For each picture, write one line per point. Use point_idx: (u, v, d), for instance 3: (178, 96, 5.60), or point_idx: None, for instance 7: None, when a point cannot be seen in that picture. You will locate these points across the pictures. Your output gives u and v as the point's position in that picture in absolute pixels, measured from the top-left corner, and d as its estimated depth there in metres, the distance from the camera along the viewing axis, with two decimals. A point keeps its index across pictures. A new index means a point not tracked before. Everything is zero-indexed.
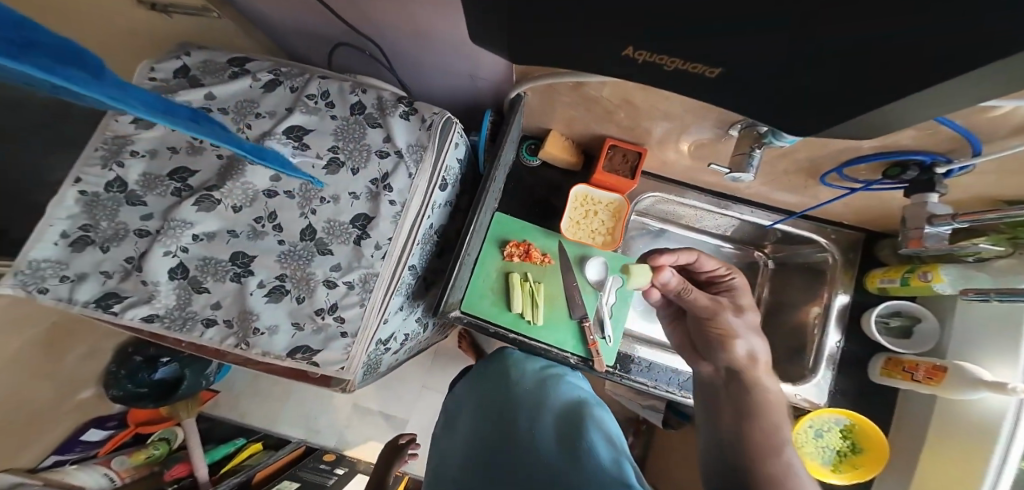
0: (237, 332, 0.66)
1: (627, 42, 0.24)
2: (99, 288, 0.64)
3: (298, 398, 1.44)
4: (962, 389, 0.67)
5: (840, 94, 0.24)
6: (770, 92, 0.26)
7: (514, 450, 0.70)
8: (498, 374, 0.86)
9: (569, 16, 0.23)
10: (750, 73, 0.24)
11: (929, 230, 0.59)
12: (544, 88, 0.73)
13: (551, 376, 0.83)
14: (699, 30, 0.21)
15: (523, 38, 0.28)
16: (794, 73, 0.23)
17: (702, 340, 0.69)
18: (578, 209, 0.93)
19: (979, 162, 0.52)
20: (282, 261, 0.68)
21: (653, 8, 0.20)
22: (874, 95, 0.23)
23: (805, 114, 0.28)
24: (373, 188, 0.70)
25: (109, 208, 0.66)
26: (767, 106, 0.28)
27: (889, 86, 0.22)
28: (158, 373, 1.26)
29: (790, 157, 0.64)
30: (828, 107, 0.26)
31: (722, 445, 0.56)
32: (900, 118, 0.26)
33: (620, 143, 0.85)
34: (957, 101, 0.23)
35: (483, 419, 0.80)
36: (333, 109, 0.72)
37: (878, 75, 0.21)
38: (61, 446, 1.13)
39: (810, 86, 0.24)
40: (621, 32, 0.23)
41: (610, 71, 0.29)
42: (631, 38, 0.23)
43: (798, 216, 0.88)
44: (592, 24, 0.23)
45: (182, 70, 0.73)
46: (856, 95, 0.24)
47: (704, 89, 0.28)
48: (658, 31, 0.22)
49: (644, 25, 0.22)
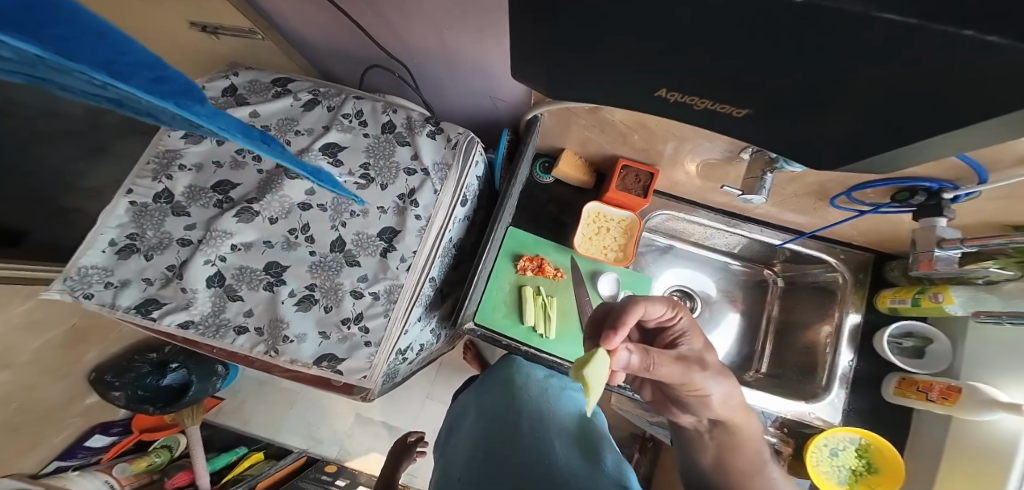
0: (267, 339, 0.68)
1: (662, 82, 0.27)
2: (140, 294, 0.67)
3: (305, 408, 1.44)
4: (977, 410, 0.68)
5: (852, 129, 0.27)
6: (791, 127, 0.29)
7: (516, 455, 0.71)
8: (502, 382, 0.89)
9: (613, 58, 0.26)
10: (774, 112, 0.27)
11: (940, 253, 0.62)
12: (562, 110, 0.76)
13: (553, 388, 0.86)
14: (733, 77, 0.24)
15: (562, 77, 0.32)
16: (815, 111, 0.26)
17: (676, 397, 0.59)
18: (590, 225, 0.95)
19: (985, 189, 0.54)
20: (313, 271, 0.70)
21: (692, 58, 0.23)
22: (886, 131, 0.26)
23: (823, 145, 0.31)
24: (400, 203, 0.73)
25: (156, 218, 0.69)
26: (787, 140, 0.31)
27: (900, 123, 0.25)
28: (166, 380, 1.25)
29: (801, 180, 0.67)
30: (846, 140, 0.29)
31: (704, 477, 0.61)
32: (916, 156, 0.29)
33: (633, 163, 0.88)
34: (964, 142, 0.25)
35: (485, 428, 0.81)
36: (366, 127, 0.76)
37: (891, 116, 0.24)
38: (65, 452, 1.15)
39: (829, 122, 0.27)
40: (658, 74, 0.26)
41: (640, 107, 0.32)
42: (668, 80, 0.26)
43: (808, 236, 0.90)
44: (634, 66, 0.26)
45: (230, 89, 0.78)
46: (871, 131, 0.27)
47: (727, 125, 0.31)
48: (692, 74, 0.25)
49: (683, 69, 0.24)
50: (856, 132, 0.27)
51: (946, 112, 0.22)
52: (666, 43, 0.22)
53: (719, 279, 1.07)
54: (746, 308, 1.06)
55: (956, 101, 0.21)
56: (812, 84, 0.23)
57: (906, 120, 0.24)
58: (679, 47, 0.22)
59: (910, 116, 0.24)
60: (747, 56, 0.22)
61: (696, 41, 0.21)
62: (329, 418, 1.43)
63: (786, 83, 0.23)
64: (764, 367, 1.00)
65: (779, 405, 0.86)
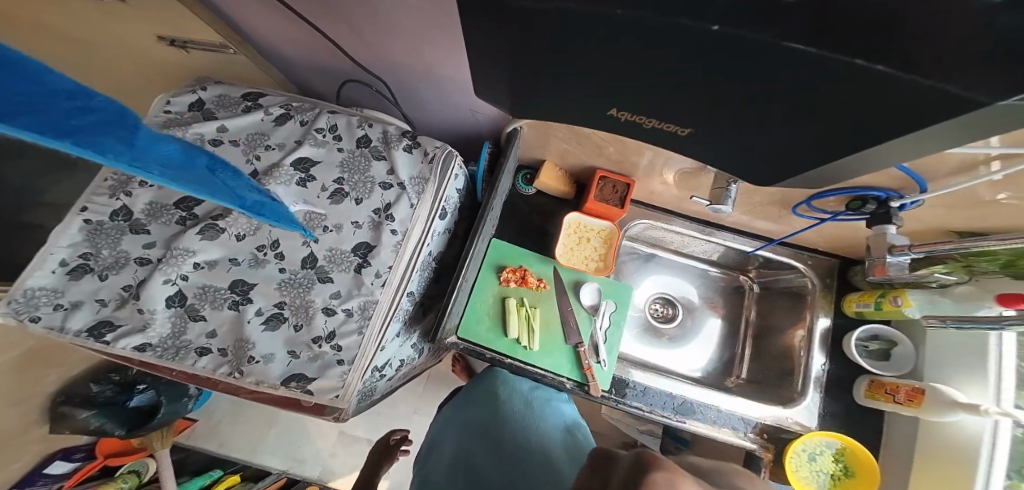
0: (231, 361, 0.66)
1: (614, 98, 0.27)
2: (93, 316, 0.64)
3: (282, 428, 1.38)
4: (941, 411, 0.71)
5: (795, 143, 0.29)
6: (739, 143, 0.30)
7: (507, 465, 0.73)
8: (487, 392, 0.88)
9: (567, 75, 0.26)
10: (721, 129, 0.28)
11: (891, 259, 0.64)
12: (539, 123, 0.78)
13: (537, 396, 0.87)
14: (685, 95, 0.25)
15: (522, 96, 0.32)
16: (762, 125, 0.27)
17: None
18: (571, 235, 0.96)
19: (927, 197, 0.57)
20: (282, 289, 0.68)
21: (641, 77, 0.24)
22: (817, 144, 0.28)
23: (773, 159, 0.32)
24: (375, 217, 0.72)
25: (112, 237, 0.66)
26: (741, 154, 0.33)
27: (834, 136, 0.26)
28: (134, 401, 1.19)
29: (764, 190, 0.69)
30: (792, 153, 0.30)
31: None
32: (856, 167, 0.30)
33: (610, 174, 0.90)
34: (903, 153, 0.27)
35: (472, 438, 0.81)
36: (340, 142, 0.76)
37: (827, 130, 0.26)
38: (21, 480, 1.04)
39: (770, 136, 0.28)
40: (611, 90, 0.26)
41: (596, 125, 0.33)
42: (619, 97, 0.27)
43: (778, 243, 0.93)
44: (587, 83, 0.26)
45: (197, 103, 0.77)
46: (812, 144, 0.28)
47: (679, 143, 0.32)
48: (649, 93, 0.25)
49: (634, 88, 0.25)
50: (808, 145, 0.28)
51: (870, 125, 0.24)
52: (614, 62, 0.23)
53: (697, 286, 1.09)
54: (723, 314, 1.07)
55: (884, 113, 0.22)
56: (747, 101, 0.24)
57: (841, 132, 0.26)
58: (628, 66, 0.23)
59: (842, 129, 0.25)
60: (689, 75, 0.22)
61: (644, 60, 0.22)
62: (310, 436, 1.38)
63: (727, 102, 0.25)
64: (744, 373, 1.01)
65: (758, 410, 0.87)
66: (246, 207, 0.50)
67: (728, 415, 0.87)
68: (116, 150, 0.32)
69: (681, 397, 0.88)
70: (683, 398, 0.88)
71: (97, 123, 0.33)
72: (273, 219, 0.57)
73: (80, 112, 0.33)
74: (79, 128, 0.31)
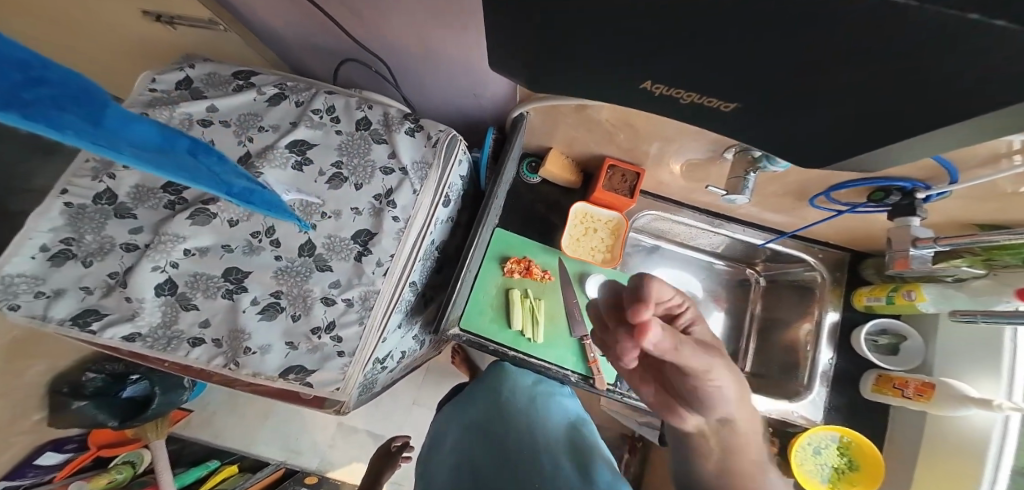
0: (226, 352, 0.63)
1: (642, 74, 0.24)
2: (77, 305, 0.60)
3: (280, 419, 1.36)
4: (951, 406, 0.70)
5: (832, 133, 0.26)
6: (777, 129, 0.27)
7: (510, 468, 0.72)
8: (488, 389, 0.86)
9: (589, 47, 0.23)
10: (767, 108, 0.24)
11: (913, 252, 0.60)
12: (547, 109, 0.75)
13: (539, 390, 0.85)
14: (735, 74, 0.21)
15: (542, 72, 0.29)
16: (813, 110, 0.23)
17: (678, 392, 0.52)
18: (578, 226, 0.93)
19: (956, 188, 0.54)
20: (279, 277, 0.65)
21: (680, 54, 0.21)
22: (867, 134, 0.24)
23: (812, 149, 0.29)
24: (376, 204, 0.69)
25: (96, 221, 0.63)
26: (779, 142, 0.29)
27: (890, 127, 0.23)
28: (127, 392, 1.15)
29: (782, 180, 0.66)
30: (835, 142, 0.27)
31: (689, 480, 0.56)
32: (889, 160, 0.27)
33: (619, 163, 0.86)
34: (935, 146, 0.24)
35: (474, 437, 0.80)
36: (339, 124, 0.72)
37: (886, 119, 0.22)
38: (13, 471, 1.01)
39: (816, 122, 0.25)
40: (642, 69, 0.23)
41: (620, 100, 0.29)
42: (647, 69, 0.23)
43: (788, 236, 0.91)
44: (613, 56, 0.23)
45: (185, 81, 0.72)
46: (862, 134, 0.25)
47: (714, 123, 0.28)
48: (692, 73, 0.22)
49: (679, 66, 0.22)
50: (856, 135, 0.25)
51: (943, 117, 0.20)
52: (646, 30, 0.20)
53: (704, 278, 1.08)
54: (730, 306, 1.06)
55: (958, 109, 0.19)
56: (804, 76, 0.20)
57: (900, 122, 0.22)
58: (668, 42, 0.20)
59: (895, 123, 0.22)
60: (737, 48, 0.19)
61: (682, 30, 0.19)
62: (309, 427, 1.36)
63: (779, 78, 0.21)
64: (748, 366, 1.00)
65: (763, 404, 0.86)
66: (231, 193, 0.47)
67: None
68: (80, 130, 0.29)
69: None
70: None
71: (59, 98, 0.29)
72: (262, 206, 0.54)
73: (35, 85, 0.28)
74: (37, 103, 0.27)
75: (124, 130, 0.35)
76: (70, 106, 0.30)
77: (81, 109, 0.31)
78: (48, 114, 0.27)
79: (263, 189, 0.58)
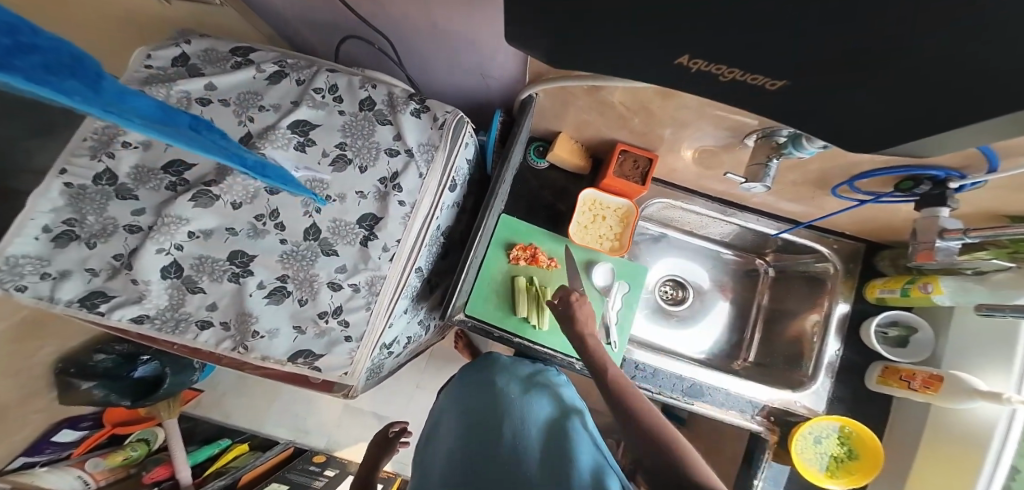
0: (235, 335, 0.63)
1: (679, 49, 0.22)
2: (84, 287, 0.60)
3: (288, 400, 1.39)
4: (958, 399, 0.69)
5: (891, 120, 0.23)
6: (816, 113, 0.25)
7: (495, 472, 0.66)
8: (484, 386, 0.82)
9: (628, 20, 0.21)
10: (824, 84, 0.21)
11: (940, 244, 0.58)
12: (558, 90, 0.72)
13: (536, 388, 0.80)
14: (787, 47, 0.19)
15: (563, 51, 0.27)
16: (875, 90, 0.21)
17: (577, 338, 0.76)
18: (586, 213, 0.91)
19: (994, 178, 0.50)
20: (284, 261, 0.64)
21: (727, 24, 0.19)
22: (925, 120, 0.22)
23: (852, 139, 0.27)
24: (381, 187, 0.67)
25: (97, 202, 0.62)
26: (820, 130, 0.27)
27: (948, 110, 0.21)
28: (138, 372, 1.17)
29: (804, 168, 0.64)
30: (880, 129, 0.25)
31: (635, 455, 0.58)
32: (940, 145, 0.26)
33: (632, 148, 0.84)
34: (1007, 132, 0.22)
35: (465, 433, 0.75)
36: (342, 104, 0.70)
37: (944, 104, 0.20)
38: (30, 448, 1.03)
39: (863, 108, 0.23)
40: (680, 44, 0.21)
41: (650, 78, 0.27)
42: (685, 43, 0.21)
43: (803, 226, 0.89)
44: (651, 29, 0.21)
45: (180, 58, 0.69)
46: (912, 121, 0.23)
47: (754, 106, 0.26)
48: (736, 46, 0.20)
49: (722, 39, 0.20)
50: (921, 121, 0.22)
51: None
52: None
53: (710, 268, 1.08)
54: (735, 296, 1.06)
55: None
56: (865, 52, 0.18)
57: (960, 107, 0.20)
58: (715, 10, 0.18)
59: (965, 109, 0.20)
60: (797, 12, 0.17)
61: None
62: (315, 408, 1.39)
63: (840, 52, 0.19)
64: (753, 356, 1.01)
65: (767, 394, 0.86)
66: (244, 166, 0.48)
67: (736, 398, 0.87)
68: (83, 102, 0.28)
69: (690, 379, 0.87)
70: (692, 380, 0.87)
71: (49, 66, 0.27)
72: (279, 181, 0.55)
73: (26, 50, 0.26)
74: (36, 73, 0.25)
75: (121, 103, 0.33)
76: (73, 76, 0.29)
77: (82, 78, 0.30)
78: (44, 75, 0.26)
79: (273, 162, 0.57)
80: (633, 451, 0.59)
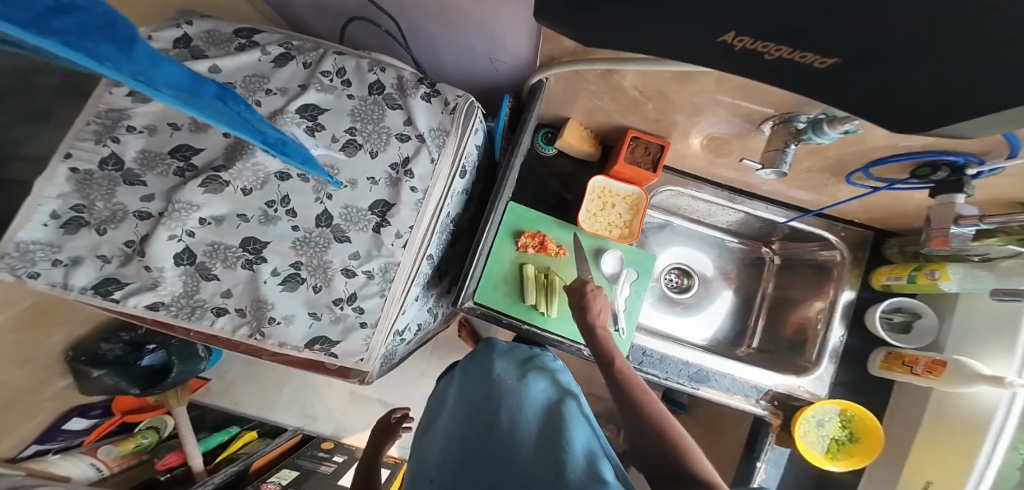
0: (251, 322, 0.63)
1: (727, 24, 0.21)
2: (97, 273, 0.59)
3: (296, 387, 1.41)
4: (961, 383, 0.71)
5: (942, 102, 0.23)
6: (858, 96, 0.24)
7: (487, 456, 0.64)
8: (483, 376, 0.79)
9: None
10: (876, 63, 0.21)
11: (954, 230, 0.59)
12: (571, 74, 0.71)
13: (532, 374, 0.77)
14: (846, 21, 0.19)
15: (599, 30, 0.26)
16: (932, 70, 0.20)
17: (588, 329, 0.76)
18: (595, 201, 0.91)
19: (1012, 164, 0.50)
20: (297, 248, 0.64)
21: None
22: (978, 101, 0.22)
23: (895, 122, 0.26)
24: (393, 173, 0.67)
25: (105, 188, 0.60)
26: (868, 111, 0.26)
27: (1007, 90, 0.20)
28: (145, 361, 1.17)
29: (820, 153, 0.64)
30: (919, 113, 0.24)
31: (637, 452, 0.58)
32: (982, 127, 0.25)
33: (643, 135, 0.83)
34: None
35: (464, 428, 0.72)
36: (350, 88, 0.68)
37: (1002, 82, 0.20)
38: (42, 435, 1.03)
39: (902, 90, 0.22)
40: (729, 20, 0.21)
41: (690, 56, 0.26)
42: (737, 16, 0.20)
43: (813, 214, 0.89)
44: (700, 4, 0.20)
45: (183, 39, 0.65)
46: (956, 105, 0.23)
47: (798, 87, 0.25)
48: (789, 22, 0.20)
49: (777, 14, 0.19)
50: (975, 103, 0.22)
51: None
52: None
53: (714, 256, 1.09)
54: (740, 284, 1.08)
55: None
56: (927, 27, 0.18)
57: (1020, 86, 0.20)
58: None
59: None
60: None
61: None
62: (321, 396, 1.41)
63: (902, 25, 0.18)
64: (756, 343, 1.02)
65: (771, 379, 0.88)
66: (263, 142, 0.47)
67: (741, 383, 0.88)
68: (115, 61, 0.28)
69: (696, 366, 0.88)
70: (698, 367, 0.89)
71: (85, 28, 0.28)
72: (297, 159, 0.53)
73: (60, 11, 0.27)
74: (69, 31, 0.26)
75: (154, 66, 0.34)
76: (105, 36, 0.30)
77: (115, 38, 0.30)
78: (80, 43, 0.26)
79: (295, 140, 0.57)
80: (634, 445, 0.59)
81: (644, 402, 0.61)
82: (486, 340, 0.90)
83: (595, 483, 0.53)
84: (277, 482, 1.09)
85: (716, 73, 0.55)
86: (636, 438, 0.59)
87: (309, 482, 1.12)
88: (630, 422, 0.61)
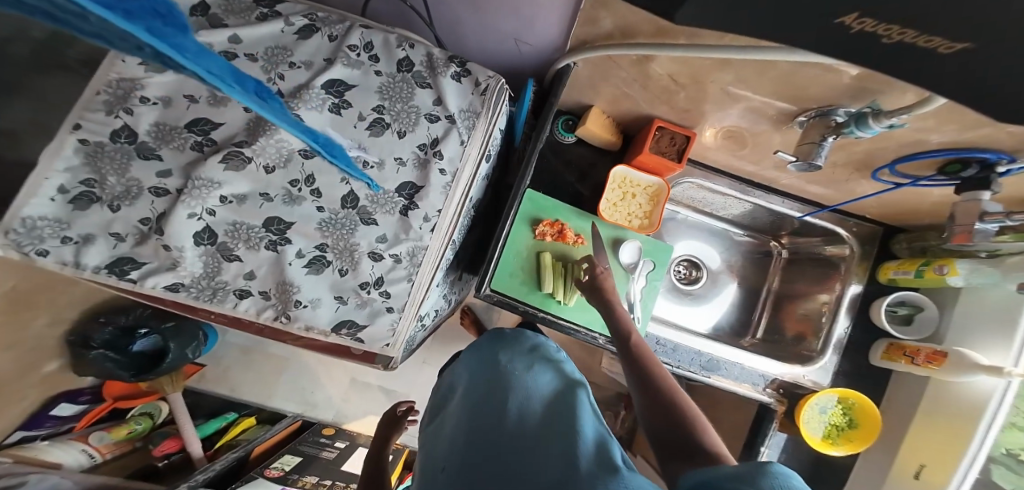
0: (276, 305, 0.62)
1: (853, 8, 0.20)
2: (110, 252, 0.56)
3: (297, 374, 1.38)
4: (962, 373, 0.74)
5: None
6: (970, 85, 0.23)
7: (493, 444, 0.58)
8: (490, 365, 0.75)
9: None
10: (1009, 53, 0.20)
11: (979, 226, 0.61)
12: (603, 59, 0.69)
13: (539, 364, 0.73)
14: (995, 12, 0.18)
15: (698, 5, 0.25)
16: None
17: (603, 309, 0.77)
18: (615, 190, 0.90)
19: None
20: (323, 229, 0.62)
21: None
22: None
23: (1004, 110, 0.25)
24: (421, 155, 0.65)
25: (117, 162, 0.56)
26: (976, 102, 0.25)
27: None
28: (137, 345, 1.12)
29: (849, 147, 0.65)
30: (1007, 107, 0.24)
31: (649, 423, 0.56)
32: None
33: (668, 125, 0.82)
34: None
35: (470, 414, 0.67)
36: (378, 64, 0.65)
37: None
38: (29, 421, 0.98)
39: (1008, 84, 0.22)
40: (860, 5, 0.20)
41: (796, 34, 0.25)
42: (872, 3, 0.19)
43: (827, 209, 0.91)
44: None
45: (200, 6, 0.60)
46: None
47: (913, 70, 0.24)
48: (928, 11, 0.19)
49: (919, 4, 0.18)
50: None
51: None
52: None
53: (723, 249, 1.11)
54: (748, 278, 1.10)
55: None
56: None
57: None
58: None
59: None
60: None
61: None
62: (322, 382, 1.39)
63: None
64: (760, 333, 1.05)
65: (777, 368, 0.90)
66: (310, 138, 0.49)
67: (749, 372, 0.90)
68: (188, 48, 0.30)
69: (708, 354, 0.90)
70: (709, 356, 0.91)
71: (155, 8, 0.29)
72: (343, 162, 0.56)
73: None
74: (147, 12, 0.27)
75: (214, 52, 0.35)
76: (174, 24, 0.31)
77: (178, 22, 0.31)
78: (153, 26, 0.26)
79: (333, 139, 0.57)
80: (643, 419, 0.58)
81: (660, 381, 0.60)
82: (494, 332, 0.87)
83: (609, 472, 0.47)
84: (281, 467, 1.07)
85: (759, 64, 0.54)
86: (648, 413, 0.57)
87: (312, 468, 1.11)
88: (643, 398, 0.59)
